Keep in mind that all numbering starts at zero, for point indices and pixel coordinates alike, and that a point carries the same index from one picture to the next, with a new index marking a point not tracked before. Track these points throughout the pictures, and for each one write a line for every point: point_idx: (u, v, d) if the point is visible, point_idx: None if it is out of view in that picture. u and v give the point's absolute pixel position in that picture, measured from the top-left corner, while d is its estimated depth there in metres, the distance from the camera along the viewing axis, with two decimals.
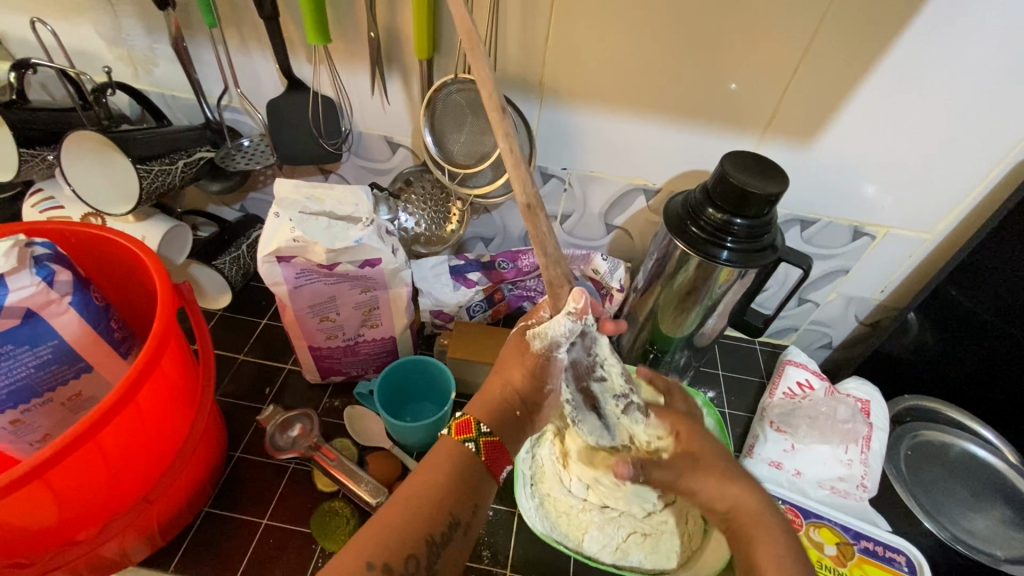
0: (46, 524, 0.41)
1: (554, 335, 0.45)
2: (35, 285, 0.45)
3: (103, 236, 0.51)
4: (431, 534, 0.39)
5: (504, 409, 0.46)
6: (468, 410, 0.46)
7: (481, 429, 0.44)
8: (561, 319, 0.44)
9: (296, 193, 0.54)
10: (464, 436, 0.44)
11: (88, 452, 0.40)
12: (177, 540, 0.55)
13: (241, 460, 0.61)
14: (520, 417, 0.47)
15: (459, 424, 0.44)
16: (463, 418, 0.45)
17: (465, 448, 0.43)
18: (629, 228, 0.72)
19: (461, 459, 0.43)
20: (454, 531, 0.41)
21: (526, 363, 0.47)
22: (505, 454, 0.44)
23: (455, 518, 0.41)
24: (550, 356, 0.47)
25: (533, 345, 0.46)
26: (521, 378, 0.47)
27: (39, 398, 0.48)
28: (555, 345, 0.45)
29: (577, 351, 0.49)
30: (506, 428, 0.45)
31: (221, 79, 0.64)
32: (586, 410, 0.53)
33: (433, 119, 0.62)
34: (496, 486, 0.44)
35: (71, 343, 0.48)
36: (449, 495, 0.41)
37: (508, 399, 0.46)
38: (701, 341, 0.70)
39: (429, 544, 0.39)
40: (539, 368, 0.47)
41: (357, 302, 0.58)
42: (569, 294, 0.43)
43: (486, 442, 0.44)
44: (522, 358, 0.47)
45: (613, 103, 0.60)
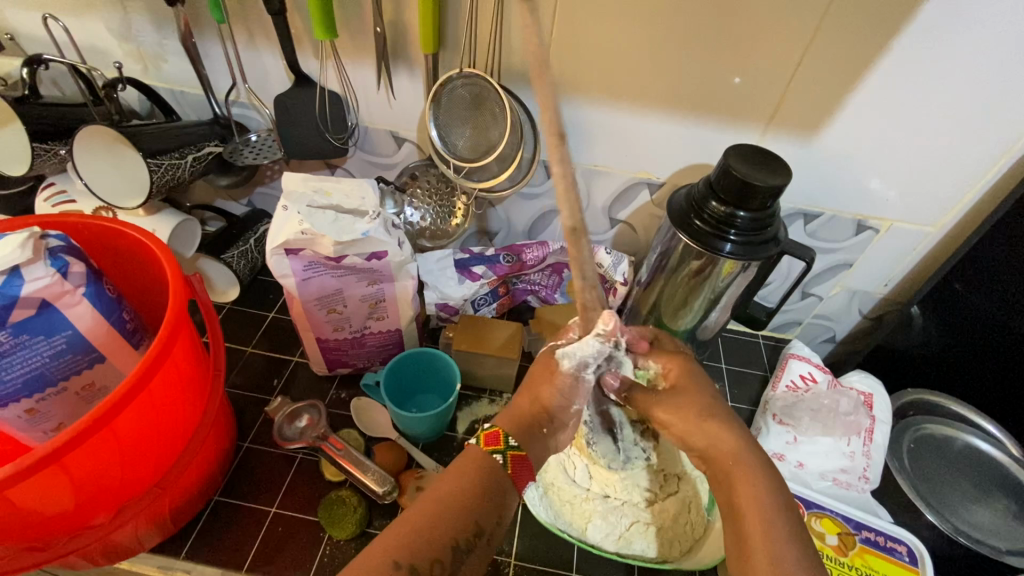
0: (62, 508, 0.42)
1: (584, 356, 0.48)
2: (50, 276, 0.46)
3: (116, 229, 0.52)
4: (456, 539, 0.40)
5: (531, 425, 0.47)
6: (497, 423, 0.47)
7: (510, 443, 0.45)
8: (591, 340, 0.47)
9: (303, 186, 0.54)
10: (492, 448, 0.45)
11: (102, 438, 0.41)
12: (188, 528, 0.56)
13: (250, 450, 0.62)
14: (546, 432, 0.48)
15: (487, 435, 0.45)
16: (492, 428, 0.46)
17: (493, 460, 0.44)
18: (632, 222, 0.72)
19: (489, 471, 0.43)
20: (477, 539, 0.41)
21: (555, 382, 0.48)
22: (530, 469, 0.45)
23: (480, 526, 0.41)
24: (579, 376, 0.49)
25: (562, 365, 0.48)
26: (550, 396, 0.48)
27: (54, 387, 0.49)
28: (584, 364, 0.48)
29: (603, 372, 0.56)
30: (530, 440, 0.47)
31: (229, 75, 0.65)
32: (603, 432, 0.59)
33: (439, 113, 0.63)
34: (519, 498, 0.45)
35: (85, 333, 0.49)
36: (477, 504, 0.42)
37: (537, 415, 0.48)
38: (704, 334, 0.71)
39: (453, 550, 0.40)
40: (567, 385, 0.49)
41: (363, 295, 0.59)
42: (599, 316, 0.48)
43: (513, 455, 0.45)
44: (553, 373, 0.49)
45: (616, 97, 0.61)
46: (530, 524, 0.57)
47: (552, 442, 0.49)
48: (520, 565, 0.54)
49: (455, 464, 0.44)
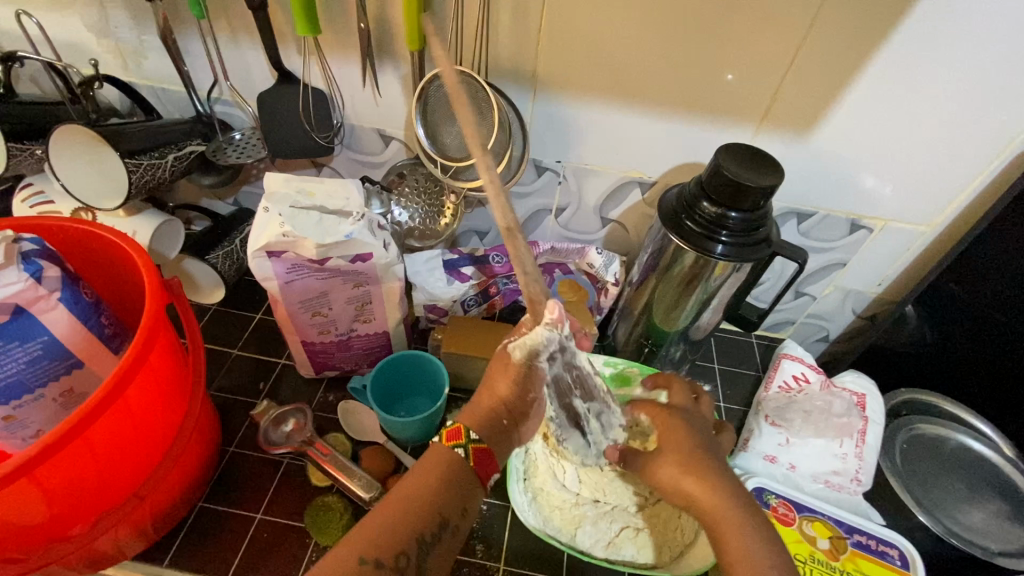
0: (38, 520, 0.41)
1: (532, 344, 0.45)
2: (22, 281, 0.45)
3: (93, 232, 0.51)
4: (421, 533, 0.39)
5: (491, 417, 0.45)
6: (460, 418, 0.46)
7: (470, 436, 0.44)
8: (540, 330, 0.44)
9: (285, 187, 0.53)
10: (454, 443, 0.44)
11: (76, 448, 0.40)
12: (171, 535, 0.55)
13: (235, 455, 0.61)
14: (506, 424, 0.46)
15: (449, 431, 0.45)
16: (453, 425, 0.45)
17: (455, 454, 0.43)
18: (624, 221, 0.71)
19: (450, 465, 0.43)
20: (443, 531, 0.41)
21: (510, 373, 0.46)
22: (494, 462, 0.44)
23: (445, 518, 0.41)
24: (531, 364, 0.46)
25: (515, 355, 0.45)
26: (506, 390, 0.46)
27: (31, 394, 0.47)
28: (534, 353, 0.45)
29: (560, 368, 0.49)
30: (493, 433, 0.45)
31: (211, 72, 0.63)
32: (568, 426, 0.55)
33: (426, 111, 0.61)
34: (485, 494, 0.44)
35: (62, 339, 0.48)
36: (441, 498, 0.41)
37: (495, 407, 0.46)
38: (696, 334, 0.70)
39: (419, 542, 0.39)
40: (522, 377, 0.46)
41: (349, 297, 0.58)
42: (544, 306, 0.45)
43: (474, 449, 0.44)
44: (508, 370, 0.46)
45: (608, 95, 0.60)
46: (520, 529, 0.56)
47: (518, 434, 0.47)
48: (509, 571, 0.54)
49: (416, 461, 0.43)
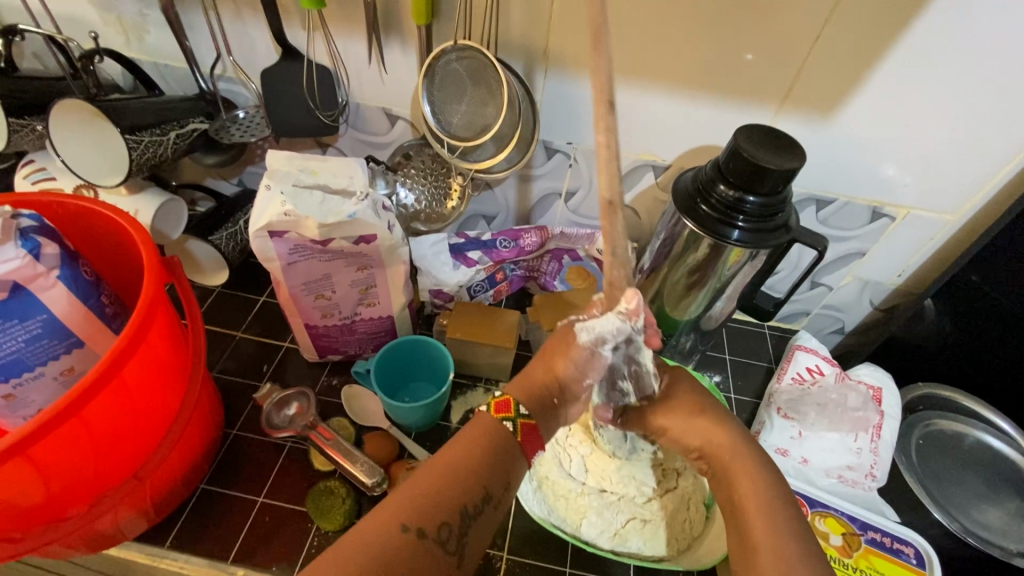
0: (36, 500, 0.41)
1: (603, 333, 0.44)
2: (21, 258, 0.44)
3: (93, 210, 0.50)
4: (464, 504, 0.38)
5: (542, 393, 0.44)
6: (507, 390, 0.44)
7: (520, 411, 0.42)
8: (611, 317, 0.44)
9: (288, 165, 0.52)
10: (502, 415, 0.42)
11: (72, 428, 0.39)
12: (174, 516, 0.54)
13: (237, 438, 0.60)
14: (556, 404, 0.45)
15: (498, 402, 0.43)
16: (502, 397, 0.44)
17: (503, 428, 0.42)
18: (635, 206, 0.69)
19: (499, 438, 0.41)
20: (486, 504, 0.39)
21: (571, 354, 0.45)
22: (540, 440, 0.43)
23: (489, 491, 0.39)
24: (597, 351, 0.45)
25: (579, 338, 0.45)
26: (564, 368, 0.45)
27: (32, 372, 0.47)
28: (601, 342, 0.44)
29: (619, 359, 0.47)
30: (542, 412, 0.44)
31: (214, 47, 0.62)
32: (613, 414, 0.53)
33: (433, 89, 0.59)
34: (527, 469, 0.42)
35: (61, 317, 0.47)
36: (486, 469, 0.40)
37: (548, 385, 0.45)
38: (708, 324, 0.68)
39: (461, 515, 0.38)
40: (582, 359, 0.45)
41: (353, 280, 0.57)
42: (623, 293, 0.44)
43: (523, 424, 0.42)
44: (567, 347, 0.46)
45: (621, 74, 0.57)
46: (525, 518, 0.56)
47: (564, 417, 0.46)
48: (513, 560, 0.53)
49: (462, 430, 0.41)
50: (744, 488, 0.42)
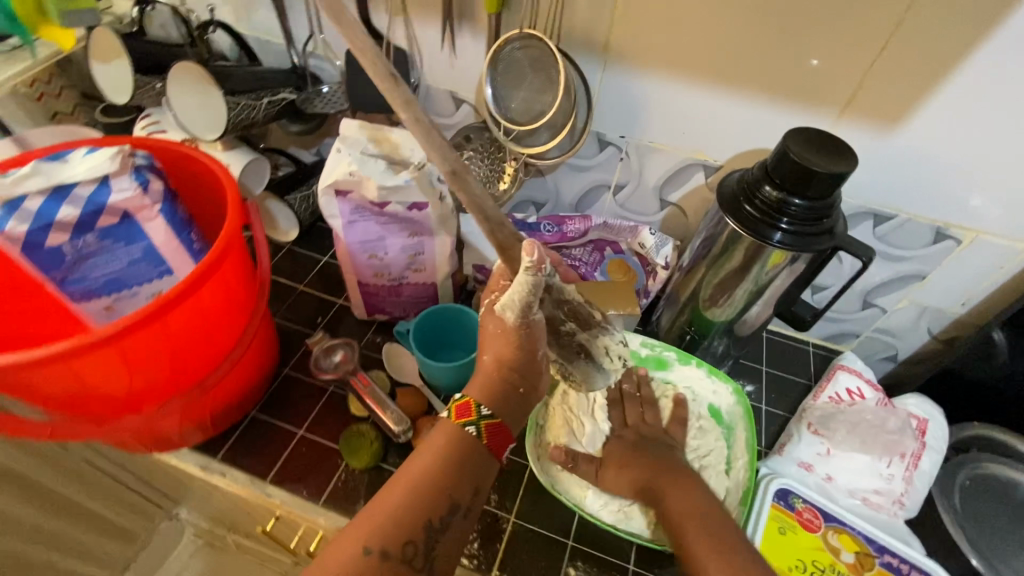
0: (119, 390, 0.49)
1: (523, 299, 0.44)
2: (132, 189, 0.52)
3: (190, 156, 0.57)
4: (431, 519, 0.42)
5: (504, 386, 0.48)
6: (467, 392, 0.48)
7: (481, 413, 0.46)
8: (523, 277, 0.42)
9: (359, 133, 0.57)
10: (464, 420, 0.46)
11: (153, 333, 0.46)
12: (227, 433, 0.62)
13: (288, 376, 0.67)
14: (522, 391, 0.49)
15: (458, 408, 0.46)
16: (463, 400, 0.47)
17: (465, 432, 0.45)
18: (683, 205, 0.69)
19: (462, 442, 0.45)
20: (453, 515, 0.43)
21: (508, 336, 0.47)
22: (505, 435, 0.47)
23: (454, 501, 0.43)
24: (527, 319, 0.47)
25: (507, 317, 0.47)
26: (511, 353, 0.48)
27: (130, 290, 0.55)
28: (523, 310, 0.45)
29: (552, 305, 0.49)
30: (506, 407, 0.47)
31: (308, 25, 0.69)
32: (577, 359, 0.52)
33: (497, 74, 0.63)
34: (495, 467, 0.47)
35: (157, 246, 0.55)
36: (452, 482, 0.44)
37: (509, 379, 0.48)
38: (742, 330, 0.68)
39: (426, 530, 0.42)
40: (521, 335, 0.47)
41: (404, 245, 0.62)
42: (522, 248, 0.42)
43: (486, 424, 0.46)
44: (505, 332, 0.48)
45: (679, 69, 0.58)
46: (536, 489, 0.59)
47: (537, 394, 0.50)
48: (519, 523, 0.57)
49: (428, 438, 0.46)
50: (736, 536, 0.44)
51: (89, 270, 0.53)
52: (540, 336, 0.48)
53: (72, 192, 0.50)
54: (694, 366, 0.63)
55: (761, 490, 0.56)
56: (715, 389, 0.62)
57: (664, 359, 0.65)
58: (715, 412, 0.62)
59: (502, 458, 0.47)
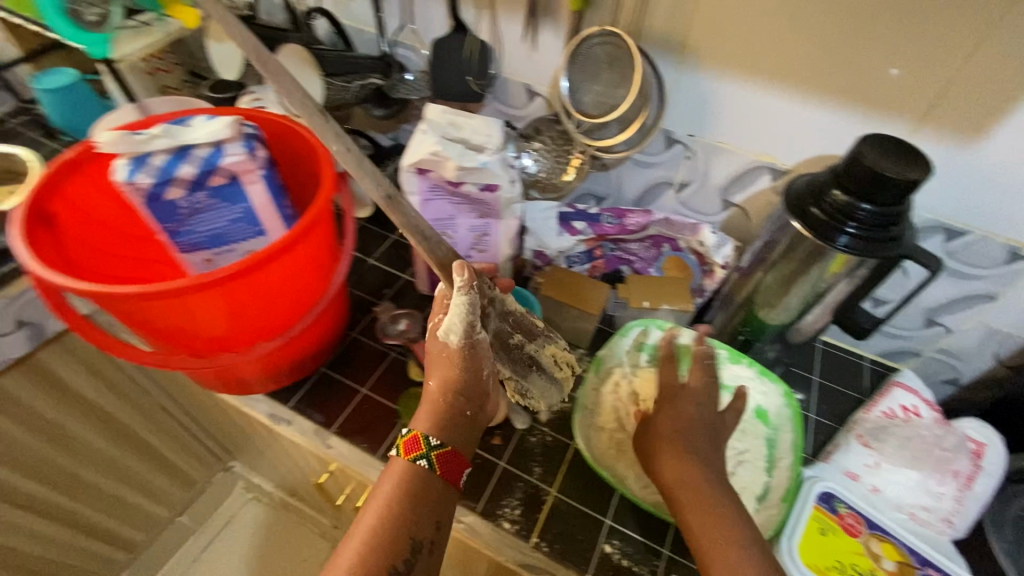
0: (214, 329, 0.55)
1: (465, 320, 0.51)
2: (242, 154, 0.57)
3: (295, 129, 0.62)
4: (395, 563, 0.45)
5: (453, 412, 0.52)
6: (414, 427, 0.52)
7: (430, 445, 0.50)
8: (460, 299, 0.50)
9: (441, 118, 0.62)
10: (416, 455, 0.50)
11: (248, 282, 0.52)
12: (299, 383, 0.68)
13: (355, 339, 0.73)
14: (471, 412, 0.53)
15: (407, 444, 0.50)
16: (410, 436, 0.51)
17: (419, 466, 0.49)
18: (746, 207, 0.70)
19: (417, 477, 0.49)
20: (418, 553, 0.47)
21: (454, 357, 0.52)
22: (458, 460, 0.51)
23: (415, 540, 0.47)
24: (471, 340, 0.52)
25: (454, 342, 0.52)
26: (456, 376, 0.52)
27: (228, 245, 0.62)
28: (465, 332, 0.51)
29: (497, 321, 0.56)
30: (451, 432, 0.51)
31: (401, 17, 0.74)
32: (530, 373, 0.59)
33: (573, 68, 0.65)
34: (454, 497, 0.51)
35: (256, 208, 0.60)
36: (409, 522, 0.47)
37: (455, 405, 0.52)
38: (796, 337, 0.70)
39: (392, 572, 0.45)
40: (466, 356, 0.52)
41: (472, 225, 0.66)
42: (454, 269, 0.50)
43: (436, 454, 0.50)
44: (450, 357, 0.52)
45: (753, 73, 0.59)
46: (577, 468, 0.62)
47: (484, 411, 0.54)
48: (559, 498, 0.60)
49: (376, 487, 0.49)
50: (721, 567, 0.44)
51: (196, 224, 0.59)
52: (486, 356, 0.54)
53: (192, 152, 0.56)
54: (746, 366, 0.63)
55: (803, 494, 0.56)
56: (764, 391, 0.62)
57: (713, 356, 0.65)
58: (762, 413, 0.62)
59: (461, 482, 0.52)
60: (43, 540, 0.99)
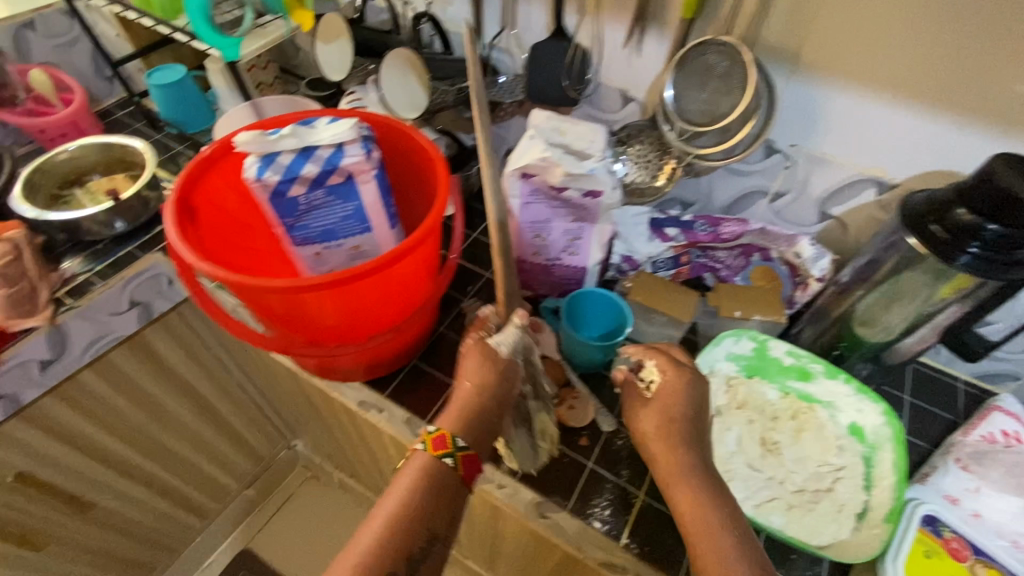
0: (331, 321, 0.59)
1: (513, 342, 0.59)
2: (359, 156, 0.59)
3: (407, 132, 0.64)
4: (411, 549, 0.48)
5: (483, 414, 0.56)
6: (442, 425, 0.54)
7: (457, 445, 0.52)
8: (513, 330, 0.60)
9: (546, 123, 0.63)
10: (441, 451, 0.52)
11: (369, 282, 0.55)
12: (393, 374, 0.72)
13: (443, 333, 0.75)
14: (494, 420, 0.57)
15: (435, 439, 0.53)
16: (438, 432, 0.53)
17: (443, 462, 0.52)
18: (845, 219, 0.69)
19: (439, 472, 0.51)
20: (432, 544, 0.49)
21: (495, 365, 0.58)
22: (478, 465, 0.54)
23: (432, 532, 0.50)
24: (512, 359, 0.59)
25: (500, 351, 0.58)
26: (494, 382, 0.57)
27: (337, 240, 0.65)
28: (515, 348, 0.59)
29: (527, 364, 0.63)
30: (479, 438, 0.55)
31: (500, 21, 0.75)
32: (520, 427, 0.63)
33: (679, 75, 0.65)
34: (468, 496, 0.53)
35: (366, 207, 0.63)
36: (429, 514, 0.50)
37: (486, 407, 0.56)
38: (891, 358, 0.68)
39: (409, 559, 0.48)
40: (506, 369, 0.58)
41: (566, 229, 0.67)
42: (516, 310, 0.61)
43: (462, 455, 0.52)
44: (491, 364, 0.58)
45: (870, 85, 0.58)
46: None
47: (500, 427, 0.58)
48: (648, 501, 0.62)
49: (398, 476, 0.52)
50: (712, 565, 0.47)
51: (312, 220, 0.62)
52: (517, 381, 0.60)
53: (315, 153, 0.59)
54: (841, 382, 0.63)
55: (907, 516, 0.56)
56: (860, 409, 0.61)
57: (807, 370, 0.65)
58: (858, 431, 0.61)
59: (474, 484, 0.54)
60: (140, 505, 1.06)
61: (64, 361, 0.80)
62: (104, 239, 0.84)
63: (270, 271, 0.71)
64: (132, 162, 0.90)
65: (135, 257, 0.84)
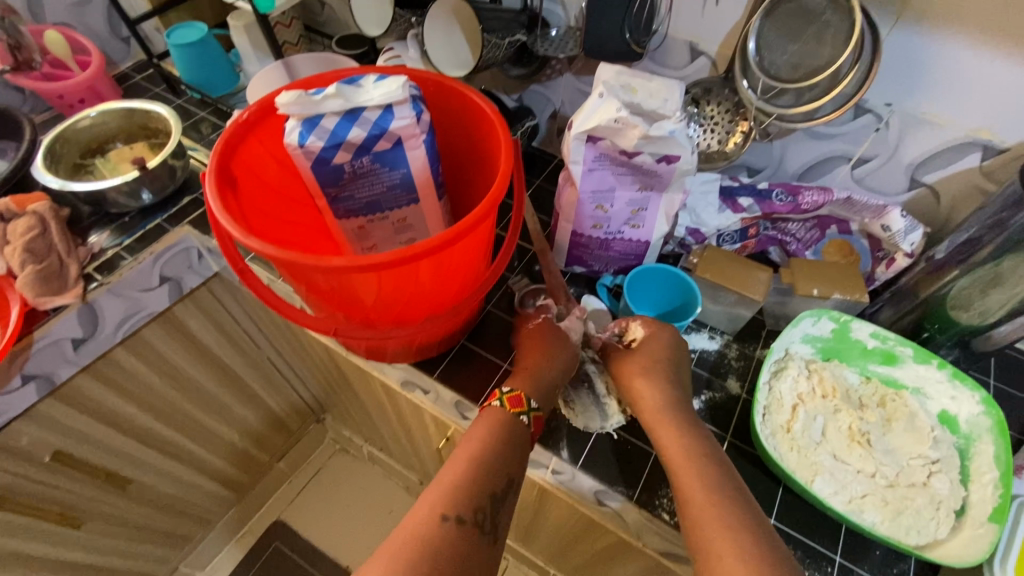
0: (384, 302, 0.54)
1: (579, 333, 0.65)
2: (410, 118, 0.53)
3: (460, 91, 0.58)
4: (494, 490, 0.49)
5: (550, 385, 0.58)
6: (514, 386, 0.57)
7: (531, 405, 0.55)
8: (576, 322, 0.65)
9: (616, 79, 0.57)
10: (516, 409, 0.55)
11: (427, 261, 0.50)
12: (441, 355, 0.68)
13: (491, 312, 0.71)
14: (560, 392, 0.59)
15: (510, 398, 0.55)
16: (513, 392, 0.56)
17: (519, 419, 0.54)
18: (939, 187, 0.62)
19: (516, 424, 0.54)
20: (509, 489, 0.50)
21: (561, 342, 0.62)
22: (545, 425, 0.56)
23: (511, 478, 0.51)
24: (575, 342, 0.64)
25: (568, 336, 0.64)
26: (557, 355, 0.61)
27: (382, 212, 0.60)
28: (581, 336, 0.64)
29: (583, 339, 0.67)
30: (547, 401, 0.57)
31: None
32: (580, 389, 0.65)
33: (766, 24, 0.57)
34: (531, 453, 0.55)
35: (414, 176, 0.57)
36: (507, 460, 0.51)
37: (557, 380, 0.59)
38: (982, 346, 0.61)
39: (492, 499, 0.48)
40: (570, 346, 0.63)
41: (631, 199, 0.61)
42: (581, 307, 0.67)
43: (534, 415, 0.55)
44: (550, 332, 0.63)
45: (994, 33, 0.51)
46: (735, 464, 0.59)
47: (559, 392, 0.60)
48: None
49: (470, 431, 0.53)
50: (713, 525, 0.46)
51: (357, 190, 0.57)
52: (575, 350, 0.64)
53: (362, 115, 0.53)
54: (935, 368, 0.58)
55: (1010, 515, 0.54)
56: (955, 396, 0.57)
57: (894, 354, 0.60)
58: (948, 418, 0.57)
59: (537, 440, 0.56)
60: (177, 480, 1.05)
61: (97, 340, 0.76)
62: (131, 211, 0.80)
63: (313, 247, 0.66)
64: (155, 129, 0.85)
65: (164, 230, 0.81)
